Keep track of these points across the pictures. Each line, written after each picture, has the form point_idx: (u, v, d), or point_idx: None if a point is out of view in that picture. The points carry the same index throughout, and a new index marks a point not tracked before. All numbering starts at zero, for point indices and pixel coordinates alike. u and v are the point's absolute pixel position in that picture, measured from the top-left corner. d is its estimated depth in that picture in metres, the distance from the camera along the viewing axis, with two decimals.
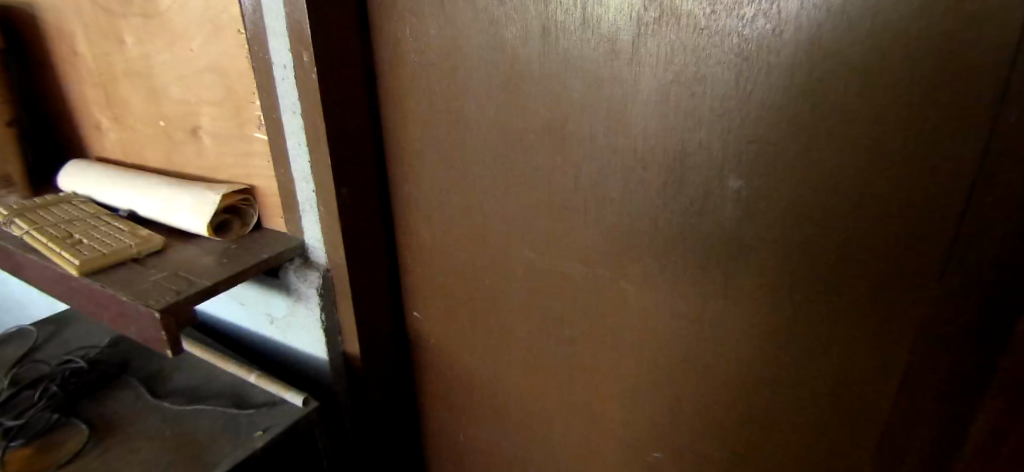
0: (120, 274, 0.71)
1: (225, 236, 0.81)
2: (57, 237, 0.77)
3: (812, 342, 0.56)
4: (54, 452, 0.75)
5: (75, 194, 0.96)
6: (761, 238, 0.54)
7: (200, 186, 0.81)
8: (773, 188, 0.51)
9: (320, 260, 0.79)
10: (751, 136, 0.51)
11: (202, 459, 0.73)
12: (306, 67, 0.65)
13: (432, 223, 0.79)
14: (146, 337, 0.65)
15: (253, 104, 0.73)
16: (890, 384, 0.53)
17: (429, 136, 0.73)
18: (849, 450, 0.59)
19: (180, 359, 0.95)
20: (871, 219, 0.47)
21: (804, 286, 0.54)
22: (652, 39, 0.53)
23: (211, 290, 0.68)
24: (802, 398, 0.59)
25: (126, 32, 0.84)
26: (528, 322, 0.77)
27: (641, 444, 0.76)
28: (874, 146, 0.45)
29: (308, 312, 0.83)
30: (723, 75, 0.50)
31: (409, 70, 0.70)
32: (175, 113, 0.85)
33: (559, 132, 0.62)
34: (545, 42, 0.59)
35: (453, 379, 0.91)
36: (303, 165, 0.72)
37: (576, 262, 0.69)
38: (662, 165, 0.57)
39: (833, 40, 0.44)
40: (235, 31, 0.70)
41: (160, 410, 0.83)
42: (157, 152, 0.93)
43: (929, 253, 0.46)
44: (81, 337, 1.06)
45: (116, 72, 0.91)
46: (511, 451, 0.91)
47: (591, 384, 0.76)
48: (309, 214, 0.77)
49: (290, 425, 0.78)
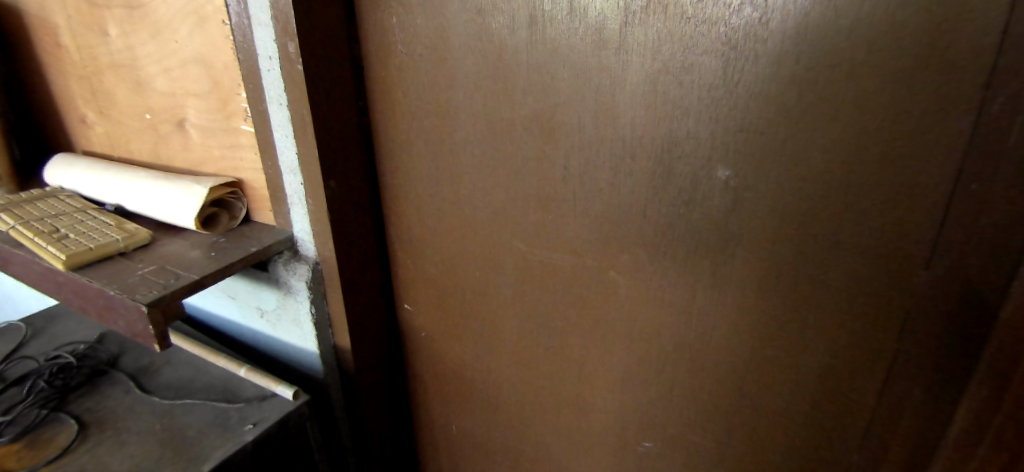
0: (106, 269, 0.69)
1: (213, 229, 0.79)
2: (43, 232, 0.75)
3: (802, 333, 0.55)
4: (42, 448, 0.74)
5: (61, 188, 0.94)
6: (749, 230, 0.54)
7: (187, 179, 0.79)
8: (761, 177, 0.51)
9: (309, 253, 0.78)
10: (739, 126, 0.50)
11: (191, 455, 0.72)
12: (291, 57, 0.63)
13: (422, 215, 0.78)
14: (134, 331, 0.64)
15: (239, 95, 0.72)
16: (876, 380, 0.52)
17: (417, 128, 0.72)
18: (835, 447, 0.58)
19: (170, 353, 0.94)
20: (861, 206, 0.47)
21: (793, 276, 0.53)
22: (639, 28, 0.52)
23: (199, 284, 0.67)
24: (789, 394, 0.59)
25: (110, 24, 0.82)
26: (518, 314, 0.77)
27: (630, 435, 0.75)
28: (858, 135, 0.45)
29: (297, 305, 0.82)
30: (710, 64, 0.50)
31: (397, 62, 0.69)
32: (161, 105, 0.83)
33: (546, 123, 0.62)
34: (533, 30, 0.58)
35: (446, 371, 0.91)
36: (291, 156, 0.71)
37: (565, 253, 0.68)
38: (651, 155, 0.56)
39: (820, 27, 0.44)
40: (219, 22, 0.68)
41: (150, 406, 0.82)
42: (144, 145, 0.91)
43: (917, 243, 0.46)
44: (68, 333, 1.04)
45: (101, 64, 0.89)
46: (503, 441, 0.90)
47: (580, 374, 0.75)
48: (298, 207, 0.75)
49: (280, 418, 0.78)
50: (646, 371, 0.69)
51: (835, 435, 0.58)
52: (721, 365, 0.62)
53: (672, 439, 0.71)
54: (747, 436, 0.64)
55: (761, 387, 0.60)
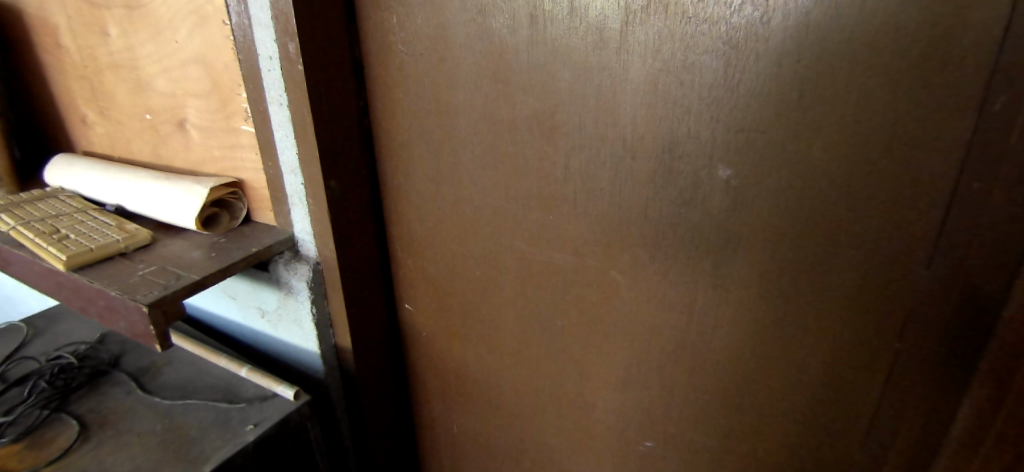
0: (107, 270, 0.69)
1: (213, 229, 0.79)
2: (43, 232, 0.75)
3: (802, 333, 0.55)
4: (44, 448, 0.74)
5: (60, 189, 0.94)
6: (749, 230, 0.54)
7: (187, 180, 0.79)
8: (761, 177, 0.51)
9: (310, 253, 0.78)
10: (740, 125, 0.50)
11: (192, 455, 0.72)
12: (292, 57, 0.63)
13: (422, 215, 0.78)
14: (135, 332, 0.64)
15: (239, 95, 0.72)
16: (876, 379, 0.52)
17: (417, 128, 0.72)
18: (835, 446, 0.58)
19: (171, 354, 0.94)
20: (862, 206, 0.47)
21: (794, 275, 0.53)
22: (639, 28, 0.52)
23: (199, 285, 0.67)
24: (790, 393, 0.59)
25: (110, 24, 0.82)
26: (518, 314, 0.77)
27: (630, 434, 0.75)
28: (858, 134, 0.45)
29: (298, 305, 0.82)
30: (711, 63, 0.50)
31: (397, 62, 0.69)
32: (161, 106, 0.83)
33: (547, 123, 0.62)
34: (533, 30, 0.58)
35: (446, 371, 0.91)
36: (291, 157, 0.71)
37: (565, 253, 0.68)
38: (652, 155, 0.56)
39: (820, 26, 0.44)
40: (219, 22, 0.68)
41: (150, 406, 0.82)
42: (144, 145, 0.91)
43: (918, 242, 0.46)
44: (69, 333, 1.04)
45: (101, 64, 0.89)
46: (503, 441, 0.91)
47: (581, 373, 0.75)
48: (298, 207, 0.75)
49: (280, 419, 0.78)
50: (647, 371, 0.69)
51: (836, 434, 0.58)
52: (721, 365, 0.62)
53: (673, 439, 0.71)
54: (748, 436, 0.64)
55: (762, 387, 0.60)
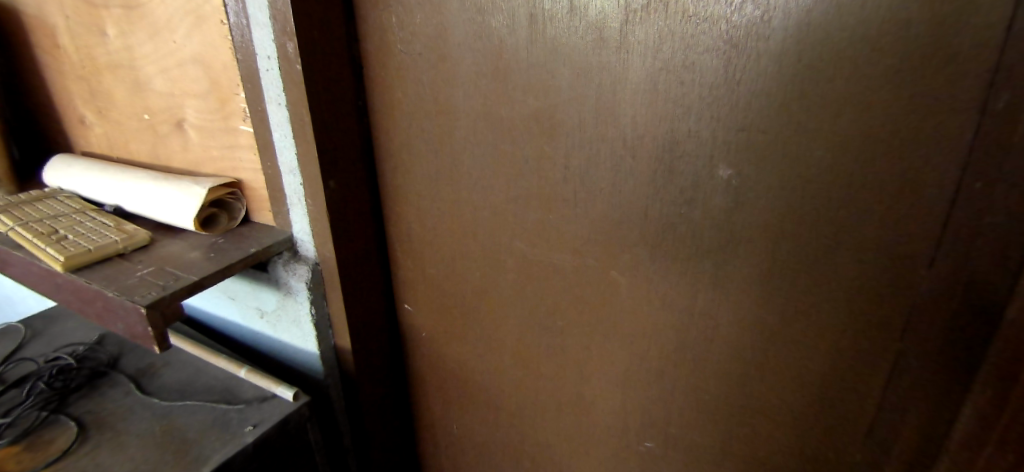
0: (105, 271, 0.69)
1: (212, 230, 0.79)
2: (41, 233, 0.75)
3: (804, 333, 0.55)
4: (42, 449, 0.73)
5: (59, 189, 0.94)
6: (750, 230, 0.53)
7: (186, 180, 0.79)
8: (762, 176, 0.51)
9: (309, 253, 0.78)
10: (740, 125, 0.50)
11: (191, 456, 0.71)
12: (290, 57, 0.63)
13: (422, 215, 0.78)
14: (134, 333, 0.64)
15: (237, 95, 0.71)
16: (878, 379, 0.52)
17: (416, 128, 0.72)
18: (837, 446, 0.58)
19: (170, 354, 0.94)
20: (863, 206, 0.47)
21: (796, 276, 0.53)
22: (639, 27, 0.52)
23: (198, 285, 0.67)
24: (791, 394, 0.58)
25: (108, 24, 0.82)
26: (518, 314, 0.77)
27: (631, 435, 0.75)
28: (860, 134, 0.45)
29: (297, 306, 0.82)
30: (711, 62, 0.49)
31: (396, 61, 0.69)
32: (159, 106, 0.83)
33: (546, 123, 0.61)
34: (533, 29, 0.58)
35: (446, 372, 0.90)
36: (290, 156, 0.71)
37: (565, 253, 0.68)
38: (652, 155, 0.56)
39: (822, 25, 0.43)
40: (217, 22, 0.68)
41: (150, 407, 0.82)
42: (143, 145, 0.90)
43: (920, 242, 0.45)
44: (68, 334, 1.04)
45: (99, 64, 0.88)
46: (503, 442, 0.90)
47: (581, 374, 0.75)
48: (297, 207, 0.75)
49: (280, 420, 0.77)
50: (648, 372, 0.68)
51: (837, 435, 0.57)
52: (722, 365, 0.62)
53: (674, 439, 0.71)
54: (748, 436, 0.64)
55: (762, 387, 0.60)
